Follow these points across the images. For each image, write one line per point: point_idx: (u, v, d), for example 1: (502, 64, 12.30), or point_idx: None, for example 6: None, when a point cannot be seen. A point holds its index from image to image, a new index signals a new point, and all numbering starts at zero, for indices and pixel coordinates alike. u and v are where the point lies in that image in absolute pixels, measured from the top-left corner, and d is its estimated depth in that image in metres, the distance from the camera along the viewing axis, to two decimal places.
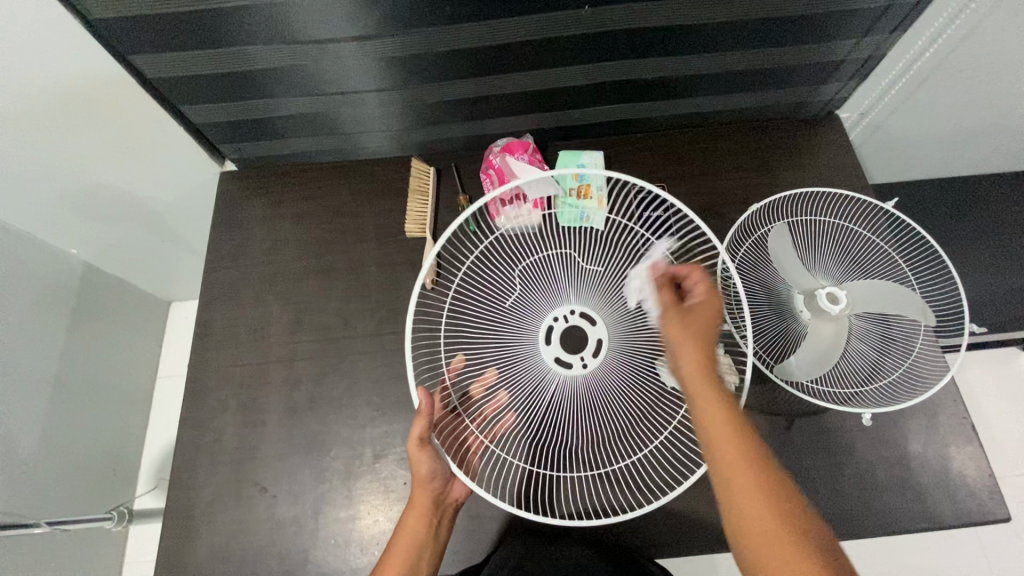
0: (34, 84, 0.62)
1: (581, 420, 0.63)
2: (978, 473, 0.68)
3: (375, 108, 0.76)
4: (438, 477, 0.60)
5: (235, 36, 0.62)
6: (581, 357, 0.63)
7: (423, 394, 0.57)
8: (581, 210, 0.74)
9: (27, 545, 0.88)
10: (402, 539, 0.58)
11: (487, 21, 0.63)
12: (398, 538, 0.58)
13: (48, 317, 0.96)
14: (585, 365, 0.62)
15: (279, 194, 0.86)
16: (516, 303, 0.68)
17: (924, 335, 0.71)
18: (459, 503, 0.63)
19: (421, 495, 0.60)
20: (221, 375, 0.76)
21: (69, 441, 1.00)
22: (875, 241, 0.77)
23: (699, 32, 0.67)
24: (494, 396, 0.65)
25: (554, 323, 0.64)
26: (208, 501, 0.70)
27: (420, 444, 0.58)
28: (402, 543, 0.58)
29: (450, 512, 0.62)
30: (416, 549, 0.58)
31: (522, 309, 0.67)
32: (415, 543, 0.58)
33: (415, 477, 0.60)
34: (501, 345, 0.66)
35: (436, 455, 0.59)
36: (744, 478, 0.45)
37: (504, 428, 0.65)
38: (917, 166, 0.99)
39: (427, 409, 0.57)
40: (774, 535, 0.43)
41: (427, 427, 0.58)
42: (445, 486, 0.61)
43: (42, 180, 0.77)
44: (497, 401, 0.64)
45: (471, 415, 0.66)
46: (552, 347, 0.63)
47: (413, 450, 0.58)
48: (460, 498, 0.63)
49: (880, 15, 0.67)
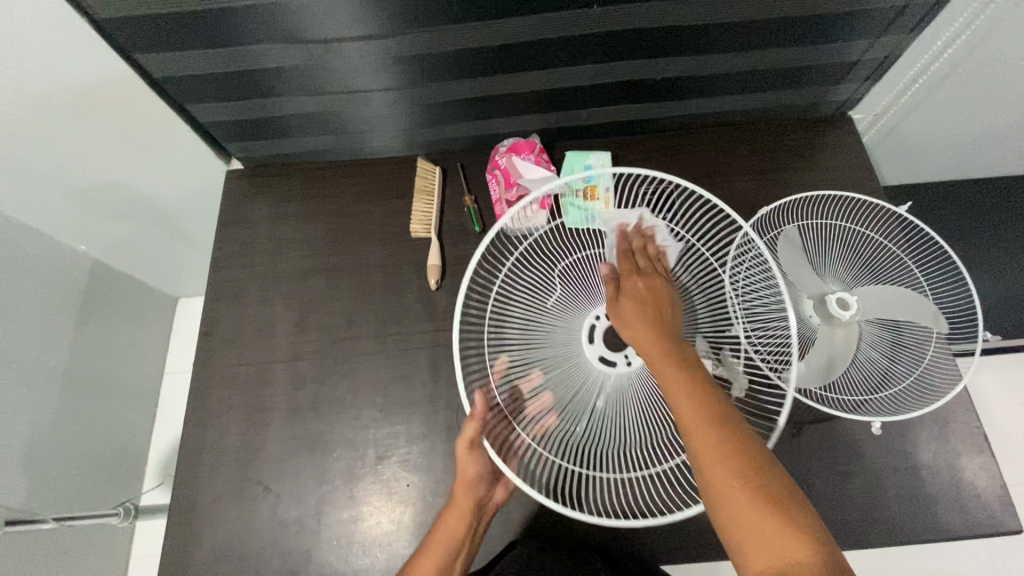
0: (40, 81, 0.62)
1: (633, 422, 0.62)
2: (989, 483, 0.67)
3: (382, 107, 0.76)
4: (483, 479, 0.60)
5: (241, 35, 0.62)
6: (625, 356, 0.64)
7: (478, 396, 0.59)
8: (587, 212, 0.73)
9: (35, 537, 0.89)
10: (442, 532, 0.57)
11: (499, 19, 0.62)
12: (437, 533, 0.57)
13: (56, 312, 0.96)
14: (628, 362, 0.63)
15: (285, 193, 0.86)
16: (564, 301, 0.68)
17: (938, 343, 0.69)
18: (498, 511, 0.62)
19: (465, 499, 0.59)
20: (225, 374, 0.76)
21: (77, 435, 1.01)
22: (888, 246, 0.75)
23: (713, 31, 0.66)
24: (539, 397, 0.63)
25: (595, 322, 0.66)
26: (211, 499, 0.70)
27: (471, 446, 0.59)
28: (442, 536, 0.57)
29: (489, 515, 0.61)
30: (456, 548, 0.57)
31: (564, 308, 0.67)
32: (454, 542, 0.57)
33: (460, 479, 0.59)
34: (544, 345, 0.66)
35: (484, 457, 0.60)
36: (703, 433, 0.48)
37: (545, 429, 0.62)
38: (933, 169, 0.97)
39: (479, 412, 0.59)
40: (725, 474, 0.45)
41: (479, 430, 0.59)
42: (487, 491, 0.61)
43: (49, 174, 0.78)
44: (541, 401, 0.63)
45: (514, 416, 0.63)
46: (596, 346, 0.64)
47: (462, 451, 0.59)
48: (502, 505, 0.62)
49: (900, 14, 0.65)
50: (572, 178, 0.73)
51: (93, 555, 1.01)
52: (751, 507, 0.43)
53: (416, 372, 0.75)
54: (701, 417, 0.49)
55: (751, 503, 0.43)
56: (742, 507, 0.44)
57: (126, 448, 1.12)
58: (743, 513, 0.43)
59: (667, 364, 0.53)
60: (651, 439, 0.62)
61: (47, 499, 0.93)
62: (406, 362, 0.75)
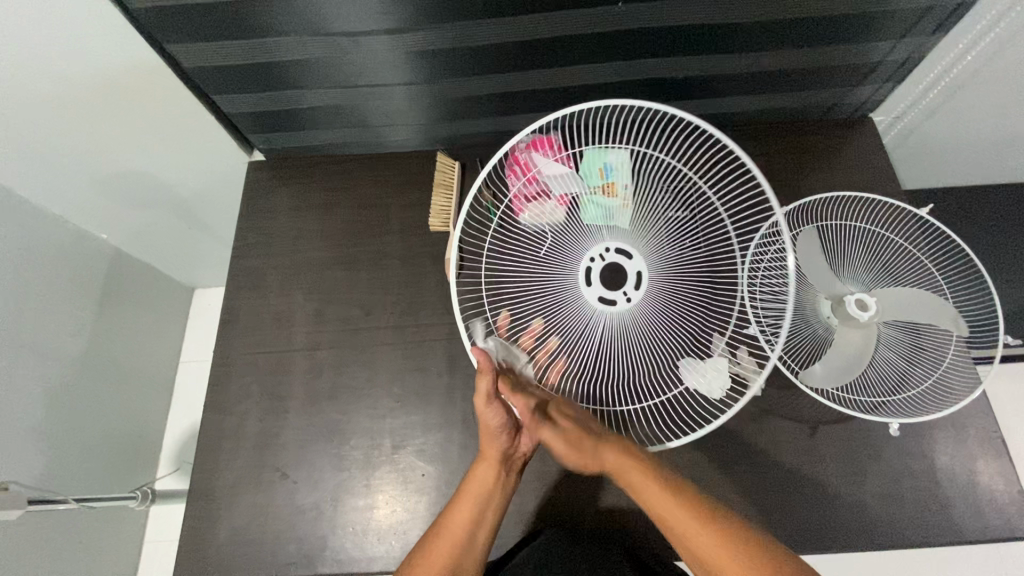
0: (72, 69, 0.64)
1: (626, 355, 0.63)
2: (1006, 487, 0.66)
3: (403, 101, 0.77)
4: (507, 430, 0.60)
5: (268, 28, 0.63)
6: (624, 293, 0.61)
7: (480, 352, 0.56)
8: (606, 210, 0.65)
9: (54, 518, 0.91)
10: (474, 483, 0.60)
11: (523, 14, 0.62)
12: (468, 483, 0.60)
13: (78, 298, 0.98)
14: (628, 298, 0.61)
15: (306, 184, 0.87)
16: (556, 247, 0.67)
17: (957, 347, 0.69)
18: (525, 458, 0.64)
19: (492, 449, 0.61)
20: (245, 362, 0.77)
21: (95, 420, 1.03)
22: (907, 248, 0.75)
23: (734, 32, 0.66)
24: (545, 343, 0.66)
25: (591, 264, 0.63)
26: (228, 484, 0.71)
27: (489, 400, 0.58)
28: (473, 487, 0.60)
29: (518, 464, 0.63)
30: (487, 498, 0.60)
31: (560, 249, 0.67)
32: (485, 491, 0.60)
33: (485, 431, 0.60)
34: (541, 290, 0.66)
35: (504, 408, 0.59)
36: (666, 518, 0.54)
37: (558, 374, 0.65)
38: (954, 172, 0.97)
39: (488, 366, 0.56)
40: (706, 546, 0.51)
41: (493, 384, 0.57)
42: (513, 440, 0.62)
43: (77, 160, 0.80)
44: (547, 347, 0.65)
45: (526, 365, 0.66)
46: (594, 288, 0.62)
47: (481, 406, 0.58)
48: (530, 451, 0.64)
49: (923, 15, 0.65)
50: (590, 172, 0.66)
51: (109, 539, 1.03)
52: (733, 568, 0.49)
53: (432, 363, 0.75)
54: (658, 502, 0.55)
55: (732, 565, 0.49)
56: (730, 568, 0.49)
57: (143, 434, 1.14)
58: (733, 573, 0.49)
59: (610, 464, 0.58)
60: (648, 372, 0.65)
61: (65, 482, 0.95)
62: (423, 353, 0.76)
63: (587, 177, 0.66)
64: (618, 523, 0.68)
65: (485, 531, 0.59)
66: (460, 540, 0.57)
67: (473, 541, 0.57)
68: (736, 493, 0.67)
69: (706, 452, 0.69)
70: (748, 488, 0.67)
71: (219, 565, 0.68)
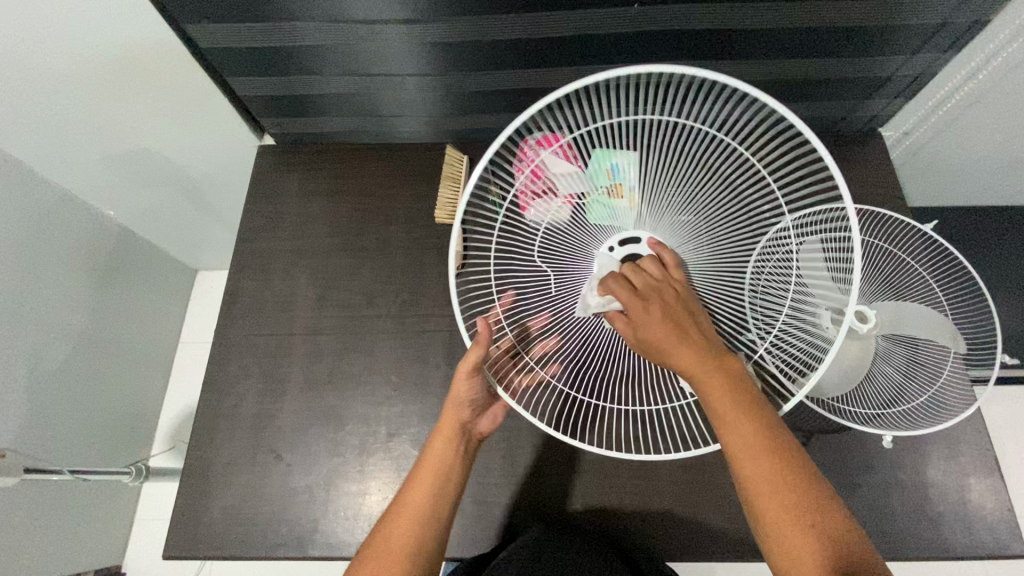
0: (87, 43, 0.64)
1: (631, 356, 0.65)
2: (997, 505, 0.67)
3: (415, 92, 0.77)
4: (472, 405, 0.62)
5: (284, 11, 0.64)
6: None
7: (482, 324, 0.58)
8: (614, 209, 0.63)
9: (52, 490, 0.92)
10: (431, 461, 0.59)
11: (542, 12, 0.63)
12: (427, 455, 0.60)
13: (82, 272, 0.99)
14: None
15: (315, 170, 0.87)
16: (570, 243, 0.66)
17: (953, 364, 0.70)
18: (479, 438, 0.65)
19: (453, 420, 0.61)
20: (245, 343, 0.78)
21: (94, 395, 1.04)
22: (910, 263, 0.75)
23: (748, 38, 0.67)
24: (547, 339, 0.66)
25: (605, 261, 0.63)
26: (223, 463, 0.72)
27: (471, 372, 0.58)
28: (430, 464, 0.59)
29: (473, 443, 0.64)
30: (444, 473, 0.59)
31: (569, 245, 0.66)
32: (445, 463, 0.59)
33: (451, 401, 0.61)
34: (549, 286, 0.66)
35: (477, 384, 0.60)
36: (749, 439, 0.48)
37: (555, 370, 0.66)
38: (959, 193, 0.97)
39: (483, 336, 0.57)
40: (774, 481, 0.46)
41: (482, 356, 0.58)
42: (472, 416, 0.63)
43: (90, 134, 0.80)
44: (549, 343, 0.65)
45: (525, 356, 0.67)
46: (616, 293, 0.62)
47: (462, 375, 0.58)
48: (484, 433, 0.65)
49: (937, 31, 0.65)
50: (597, 172, 0.63)
51: (103, 514, 1.04)
52: (793, 507, 0.45)
53: (430, 353, 0.76)
54: (742, 425, 0.49)
55: (794, 503, 0.46)
56: (783, 511, 0.45)
57: (139, 411, 1.15)
58: (788, 519, 0.45)
59: (706, 375, 0.50)
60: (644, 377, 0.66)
61: (61, 455, 0.96)
62: (422, 343, 0.76)
63: (594, 176, 0.63)
64: (607, 521, 0.68)
65: (441, 507, 0.58)
66: (422, 513, 0.56)
67: (431, 515, 0.56)
68: (727, 496, 0.68)
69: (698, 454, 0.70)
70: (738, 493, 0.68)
71: (208, 542, 0.69)
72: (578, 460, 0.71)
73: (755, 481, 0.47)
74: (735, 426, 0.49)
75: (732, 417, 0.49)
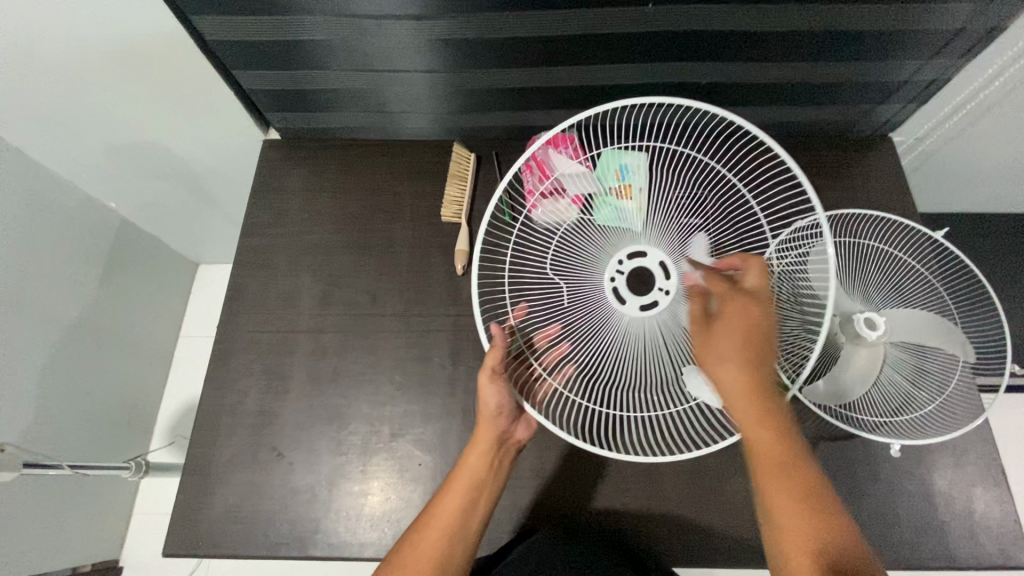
0: (92, 34, 0.63)
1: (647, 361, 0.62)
2: (1003, 516, 0.66)
3: (423, 89, 0.76)
4: (505, 414, 0.61)
5: (293, 5, 0.63)
6: (659, 288, 0.60)
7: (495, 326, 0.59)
8: (619, 211, 0.64)
9: (53, 484, 0.92)
10: (465, 473, 0.59)
11: (557, 10, 0.62)
12: (461, 469, 0.60)
13: (83, 265, 0.98)
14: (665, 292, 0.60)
15: (320, 166, 0.86)
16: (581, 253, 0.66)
17: (962, 372, 0.69)
18: (519, 448, 0.64)
19: (488, 430, 0.61)
20: (248, 340, 0.77)
21: (94, 389, 1.03)
22: (919, 270, 0.75)
23: (762, 40, 0.66)
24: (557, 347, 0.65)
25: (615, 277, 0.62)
26: (223, 460, 0.71)
27: (492, 375, 0.60)
28: (463, 477, 0.59)
29: (511, 452, 0.63)
30: (478, 484, 0.59)
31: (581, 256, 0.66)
32: (477, 477, 0.59)
33: (483, 412, 0.61)
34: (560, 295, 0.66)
35: (504, 389, 0.60)
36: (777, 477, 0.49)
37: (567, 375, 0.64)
38: (967, 200, 0.97)
39: (498, 340, 0.59)
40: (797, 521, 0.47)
41: (500, 359, 0.59)
42: (509, 425, 0.62)
43: (92, 125, 0.79)
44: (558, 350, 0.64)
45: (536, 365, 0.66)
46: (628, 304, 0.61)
47: (485, 380, 0.60)
48: (522, 443, 0.64)
49: (954, 37, 0.65)
50: (607, 174, 0.66)
51: (102, 508, 1.03)
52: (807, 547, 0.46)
53: (435, 353, 0.75)
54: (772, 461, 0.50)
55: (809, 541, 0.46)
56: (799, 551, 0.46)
57: (139, 405, 1.14)
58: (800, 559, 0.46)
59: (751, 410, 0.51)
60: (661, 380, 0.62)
61: (62, 449, 0.96)
62: (427, 343, 0.76)
63: (603, 177, 0.66)
64: (612, 525, 0.68)
65: (474, 518, 0.58)
66: (453, 524, 0.56)
67: (463, 528, 0.57)
68: (732, 502, 0.67)
69: (704, 461, 0.69)
70: (744, 500, 0.67)
71: (208, 540, 0.68)
72: (583, 464, 0.70)
73: (778, 513, 0.48)
74: (770, 464, 0.50)
75: (771, 454, 0.50)
